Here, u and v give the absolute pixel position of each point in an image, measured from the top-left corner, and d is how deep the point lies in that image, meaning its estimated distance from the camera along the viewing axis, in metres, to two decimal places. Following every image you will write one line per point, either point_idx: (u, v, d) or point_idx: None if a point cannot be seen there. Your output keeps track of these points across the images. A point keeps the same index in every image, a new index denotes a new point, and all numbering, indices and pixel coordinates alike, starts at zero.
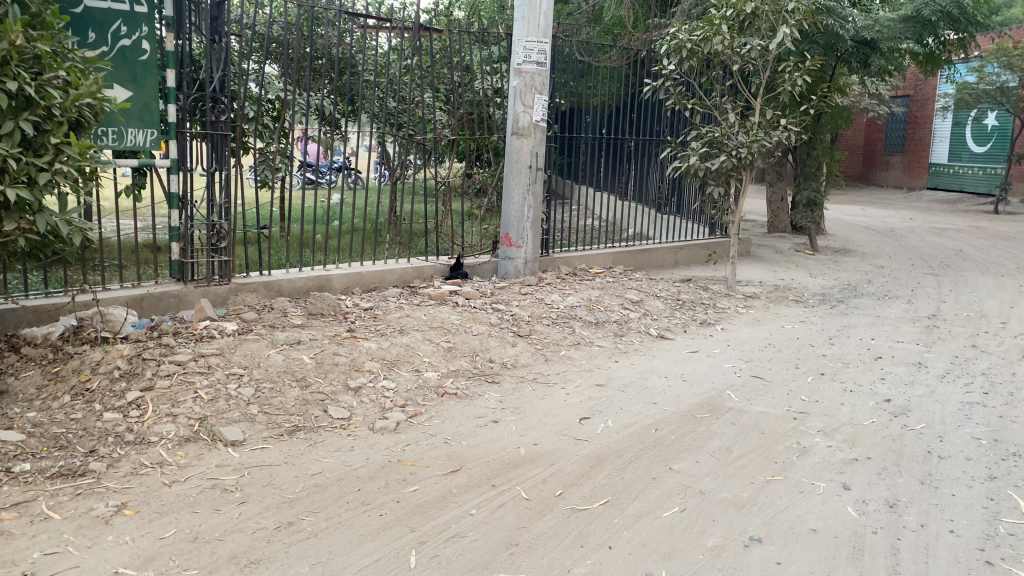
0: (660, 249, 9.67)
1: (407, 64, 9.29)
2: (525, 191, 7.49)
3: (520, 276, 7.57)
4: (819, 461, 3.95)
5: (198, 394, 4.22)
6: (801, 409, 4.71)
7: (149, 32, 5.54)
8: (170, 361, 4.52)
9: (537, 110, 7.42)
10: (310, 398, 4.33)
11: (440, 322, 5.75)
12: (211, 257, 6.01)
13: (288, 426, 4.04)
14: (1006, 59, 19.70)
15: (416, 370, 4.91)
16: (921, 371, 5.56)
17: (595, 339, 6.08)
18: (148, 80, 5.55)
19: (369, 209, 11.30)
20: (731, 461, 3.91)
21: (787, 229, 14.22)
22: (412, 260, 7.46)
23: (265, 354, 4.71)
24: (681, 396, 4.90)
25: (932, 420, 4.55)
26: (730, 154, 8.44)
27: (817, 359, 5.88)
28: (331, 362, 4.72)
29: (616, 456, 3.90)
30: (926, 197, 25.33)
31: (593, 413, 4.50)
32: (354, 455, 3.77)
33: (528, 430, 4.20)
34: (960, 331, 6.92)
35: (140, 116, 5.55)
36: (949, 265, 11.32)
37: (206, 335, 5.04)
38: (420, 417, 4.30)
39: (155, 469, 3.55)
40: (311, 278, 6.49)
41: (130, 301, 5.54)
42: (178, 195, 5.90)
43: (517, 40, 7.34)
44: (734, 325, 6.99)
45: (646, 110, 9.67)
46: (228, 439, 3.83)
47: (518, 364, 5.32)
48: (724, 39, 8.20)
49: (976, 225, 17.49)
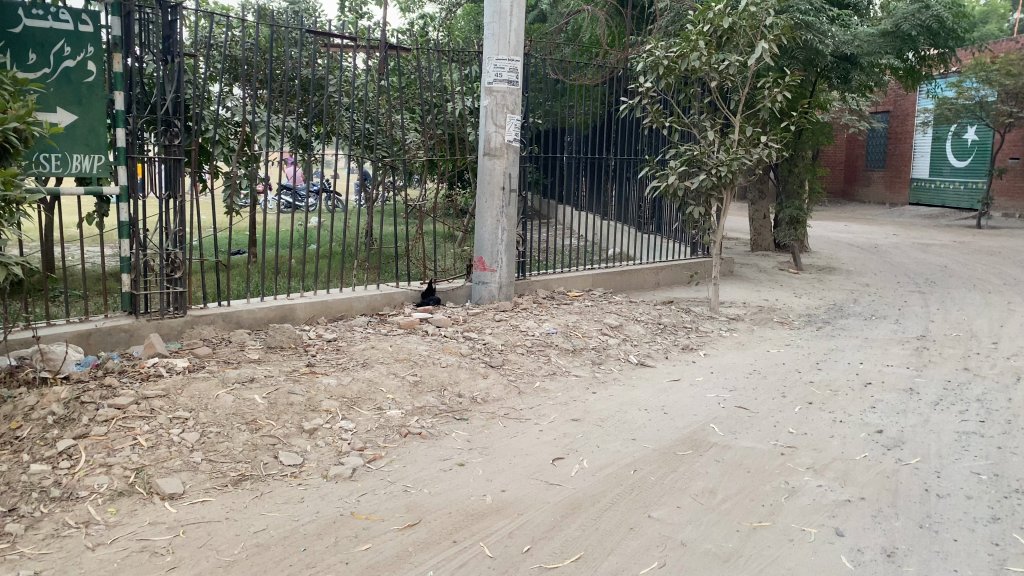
0: (641, 270, 9.40)
1: (379, 85, 9.06)
2: (499, 214, 7.20)
3: (494, 301, 7.27)
4: (809, 503, 3.65)
5: (137, 441, 3.88)
6: (788, 444, 4.42)
7: (95, 52, 5.23)
8: (110, 404, 4.17)
9: (509, 130, 7.17)
10: (260, 443, 4.01)
11: (406, 354, 5.43)
12: (165, 288, 5.68)
13: (233, 475, 3.72)
14: (984, 74, 19.74)
15: (378, 408, 4.59)
16: (912, 398, 5.29)
17: (571, 368, 5.78)
18: (94, 102, 5.25)
19: (344, 234, 11.01)
20: (713, 506, 3.61)
21: (770, 246, 14.01)
22: (382, 287, 7.14)
23: (214, 395, 4.38)
24: (661, 431, 4.61)
25: (927, 454, 4.27)
26: (709, 172, 8.20)
27: (804, 386, 5.60)
28: (286, 403, 4.40)
29: (591, 503, 3.59)
30: (908, 212, 25.34)
31: (568, 452, 4.19)
32: (303, 509, 3.45)
33: (495, 473, 3.88)
34: (951, 353, 6.67)
35: (86, 140, 5.25)
36: (936, 282, 11.12)
37: (153, 374, 4.69)
38: (380, 461, 3.99)
39: (80, 530, 3.21)
40: (272, 308, 6.17)
41: (75, 337, 5.20)
42: (128, 223, 5.56)
43: (486, 59, 7.08)
44: (718, 350, 6.71)
45: (624, 129, 9.44)
46: (166, 492, 3.50)
47: (489, 399, 5.00)
48: (701, 56, 7.99)
49: (959, 241, 17.39)
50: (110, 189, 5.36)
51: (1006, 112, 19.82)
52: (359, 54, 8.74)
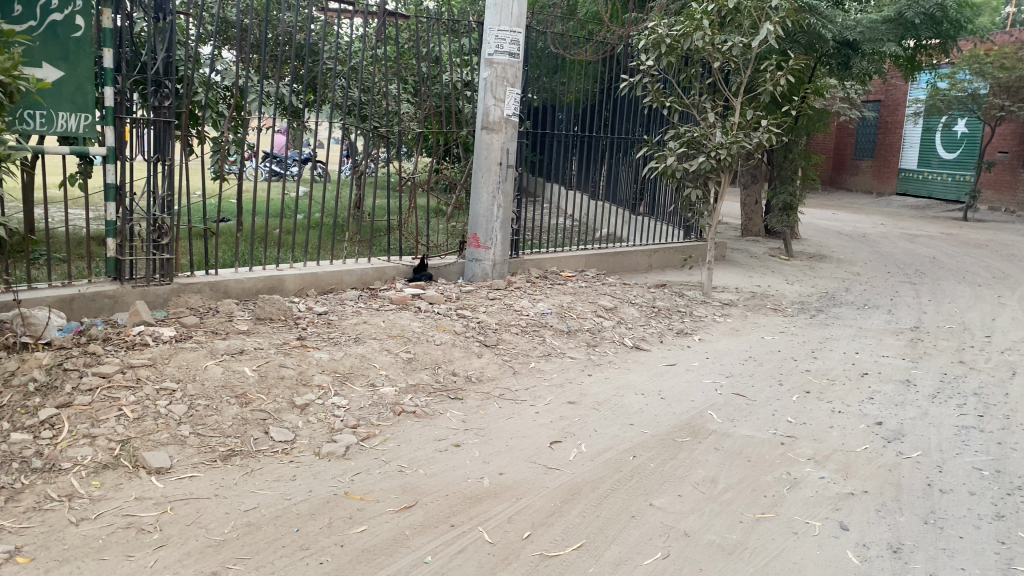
0: (634, 252, 9.32)
1: (374, 53, 8.85)
2: (495, 190, 7.06)
3: (487, 279, 7.15)
4: (812, 496, 3.59)
5: (122, 412, 3.74)
6: (788, 433, 4.36)
7: (83, 6, 5.01)
8: (95, 372, 4.02)
9: (508, 104, 7.01)
10: (250, 417, 3.89)
11: (399, 330, 5.30)
12: (150, 255, 5.52)
13: (222, 451, 3.60)
14: (978, 66, 19.67)
15: (371, 385, 4.48)
16: (910, 390, 5.24)
17: (567, 349, 5.69)
18: (81, 59, 5.05)
19: (333, 205, 10.84)
20: (715, 495, 3.54)
21: (761, 232, 13.97)
22: (373, 260, 7.00)
23: (202, 366, 4.24)
24: (659, 416, 4.53)
25: (928, 448, 4.22)
26: (709, 155, 8.09)
27: (800, 375, 5.55)
28: (276, 376, 4.28)
29: (591, 489, 3.50)
30: (895, 202, 25.41)
31: (565, 435, 4.10)
32: (295, 487, 3.34)
33: (492, 456, 3.79)
34: (946, 345, 6.63)
35: (72, 98, 5.06)
36: (926, 273, 11.12)
37: (139, 343, 4.54)
38: (373, 440, 3.88)
39: (62, 503, 3.08)
40: (261, 279, 6.02)
41: (57, 302, 5.03)
42: (115, 185, 5.40)
43: (488, 29, 6.91)
44: (712, 335, 6.64)
45: (621, 107, 9.29)
46: (153, 466, 3.38)
47: (484, 378, 4.90)
48: (705, 35, 7.83)
49: (946, 232, 17.46)
50: (96, 149, 5.18)
51: (998, 105, 19.80)
52: (355, 19, 8.51)
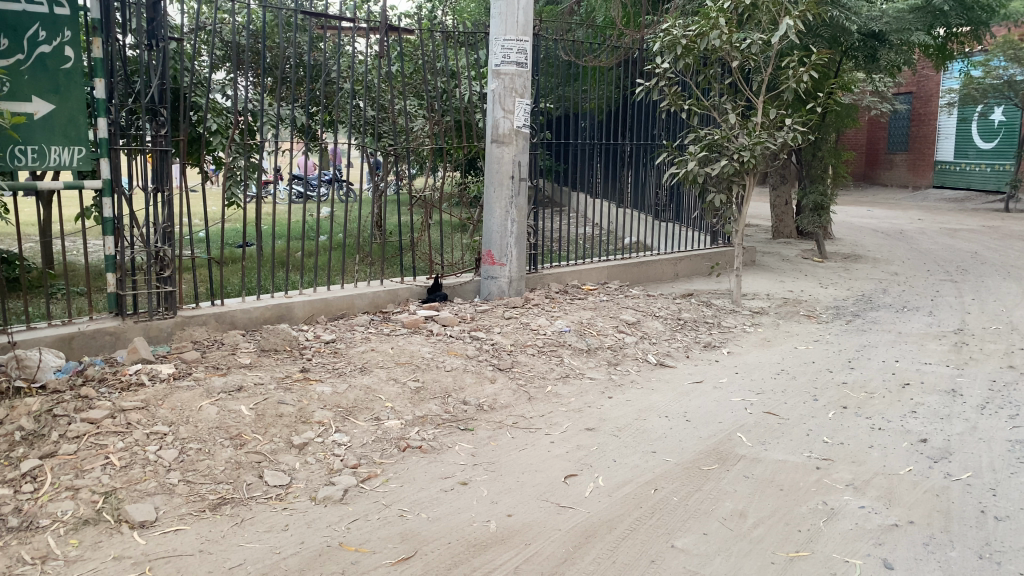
0: (659, 261, 8.99)
1: (384, 71, 8.66)
2: (508, 204, 6.81)
3: (504, 297, 6.90)
4: (851, 528, 3.27)
5: (109, 460, 3.54)
6: (824, 456, 4.03)
7: (72, 37, 4.87)
8: (83, 418, 3.83)
9: (518, 115, 6.77)
10: (244, 461, 3.67)
11: (408, 357, 5.06)
12: (152, 287, 5.34)
13: (212, 499, 3.38)
14: (1013, 52, 19.05)
15: (375, 419, 4.23)
16: (956, 401, 4.86)
17: (586, 370, 5.40)
18: (72, 91, 4.89)
19: (353, 224, 10.67)
20: (744, 532, 3.24)
21: (793, 234, 13.55)
22: (386, 282, 6.78)
23: (197, 406, 4.03)
24: (684, 441, 4.22)
25: (979, 468, 3.86)
26: (731, 158, 7.75)
27: (837, 388, 5.19)
28: (275, 414, 4.05)
29: (607, 531, 3.22)
30: (932, 196, 24.71)
31: (581, 468, 3.82)
32: (286, 539, 3.11)
33: (501, 494, 3.52)
34: (993, 349, 6.22)
35: (64, 131, 4.91)
36: (968, 270, 10.63)
37: (134, 383, 4.34)
38: (374, 481, 3.64)
39: (34, 567, 2.88)
40: (269, 307, 5.82)
41: (56, 342, 4.89)
42: (113, 219, 5.22)
43: (494, 39, 6.66)
44: (742, 347, 6.30)
45: (640, 112, 8.98)
46: (136, 521, 3.17)
47: (496, 406, 4.63)
48: (722, 34, 7.50)
49: (987, 225, 16.87)
50: (92, 182, 4.99)
51: None
52: (362, 37, 8.35)
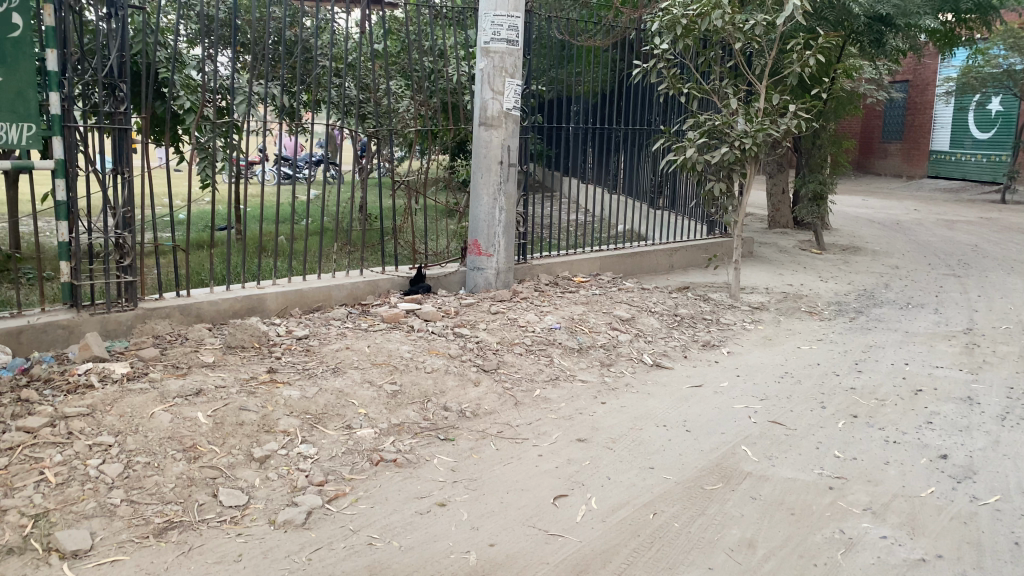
0: (654, 251, 8.62)
1: (369, 47, 8.22)
2: (496, 191, 6.41)
3: (490, 290, 6.53)
4: (872, 563, 2.93)
5: (44, 476, 3.16)
6: (837, 474, 3.68)
7: (21, 2, 4.39)
8: (19, 426, 3.44)
9: (508, 96, 6.36)
10: (198, 477, 3.29)
11: (386, 357, 4.68)
12: (110, 277, 4.91)
13: (158, 523, 3.01)
14: (1014, 41, 18.66)
15: (347, 428, 3.86)
16: (974, 411, 4.53)
17: (578, 371, 5.03)
18: (21, 62, 4.41)
19: (335, 208, 10.23)
20: (754, 566, 2.89)
21: (789, 224, 13.19)
22: (366, 272, 6.37)
23: (148, 413, 3.64)
24: (684, 456, 3.87)
25: (1007, 490, 3.53)
26: (732, 145, 7.35)
27: (845, 394, 4.84)
28: (234, 423, 3.67)
29: (601, 566, 2.87)
30: (928, 186, 24.43)
31: (572, 487, 3.47)
32: (237, 573, 2.75)
33: (483, 519, 3.16)
34: (1007, 351, 5.89)
35: (12, 105, 4.43)
36: (970, 264, 10.32)
37: (82, 385, 3.94)
38: (342, 501, 3.27)
39: None
40: (238, 299, 5.41)
41: (2, 336, 4.47)
42: (67, 202, 4.76)
43: (483, 15, 6.25)
44: (743, 346, 5.95)
45: (636, 95, 8.57)
46: (67, 550, 2.80)
47: (480, 412, 4.27)
48: (724, 14, 7.07)
49: (984, 217, 16.60)
50: (42, 163, 4.53)
51: None
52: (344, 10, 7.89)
